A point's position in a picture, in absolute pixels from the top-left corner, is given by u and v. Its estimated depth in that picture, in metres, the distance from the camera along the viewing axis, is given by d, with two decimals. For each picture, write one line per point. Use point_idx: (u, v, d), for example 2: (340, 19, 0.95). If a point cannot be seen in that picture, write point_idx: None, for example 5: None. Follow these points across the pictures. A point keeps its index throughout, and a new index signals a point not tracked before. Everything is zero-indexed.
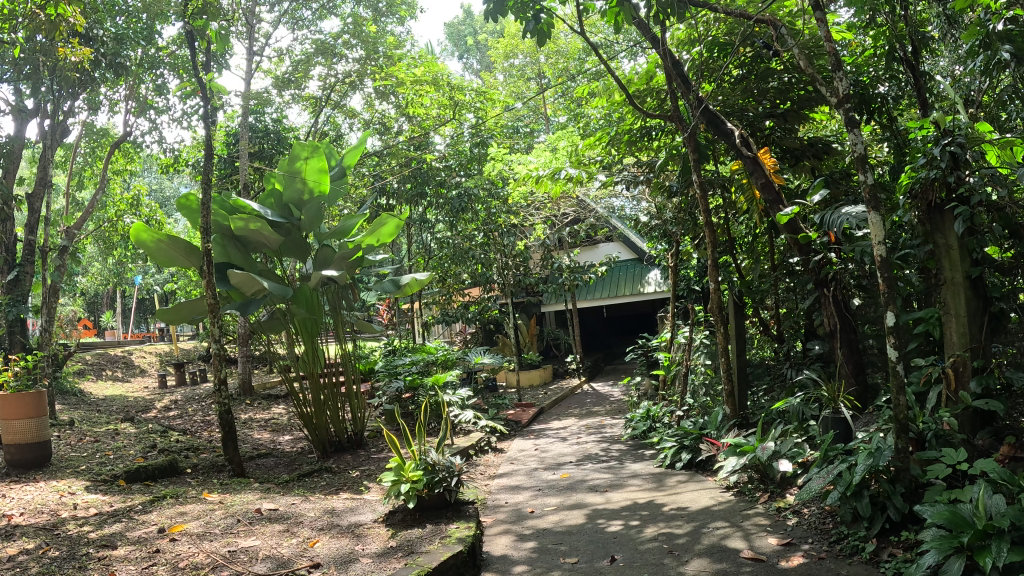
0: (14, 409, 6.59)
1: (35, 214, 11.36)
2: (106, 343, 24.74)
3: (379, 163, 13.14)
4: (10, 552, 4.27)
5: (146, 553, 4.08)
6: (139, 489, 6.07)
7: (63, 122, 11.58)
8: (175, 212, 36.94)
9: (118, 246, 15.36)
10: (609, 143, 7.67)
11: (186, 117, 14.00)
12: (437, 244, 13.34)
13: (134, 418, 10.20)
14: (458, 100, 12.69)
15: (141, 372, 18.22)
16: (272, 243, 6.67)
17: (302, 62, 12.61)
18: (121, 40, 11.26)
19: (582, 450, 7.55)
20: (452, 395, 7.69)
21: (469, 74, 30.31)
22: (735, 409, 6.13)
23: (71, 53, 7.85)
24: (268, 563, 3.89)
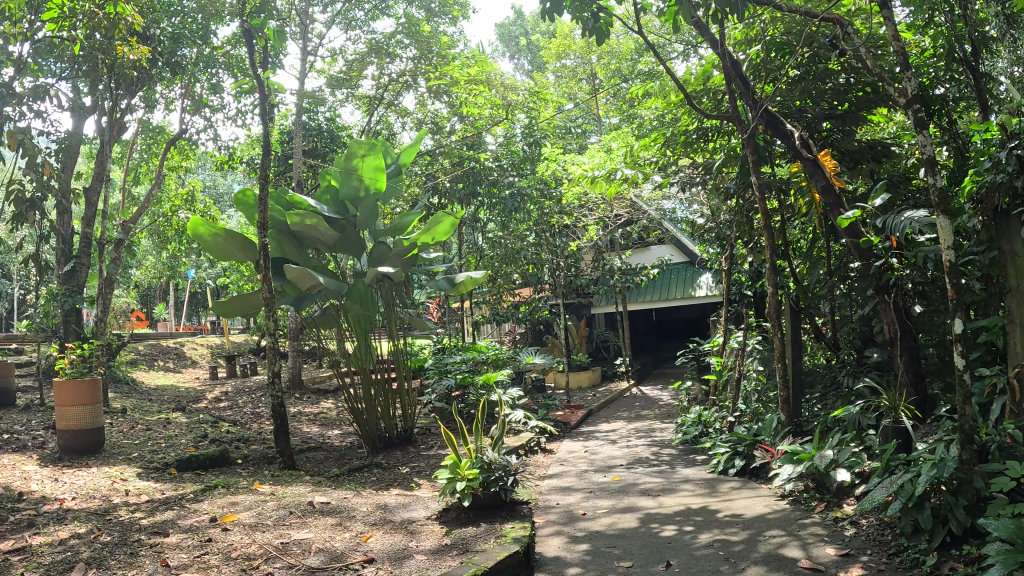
0: (71, 396, 6.83)
1: (91, 208, 11.65)
2: (159, 334, 25.43)
3: (431, 162, 13.20)
4: (62, 536, 4.40)
5: (197, 542, 4.15)
6: (191, 478, 6.20)
7: (120, 119, 11.91)
8: (228, 208, 37.68)
9: (172, 240, 15.75)
10: (665, 144, 7.61)
11: (240, 116, 14.29)
12: (488, 243, 13.41)
13: (186, 408, 10.43)
14: (511, 100, 12.89)
15: (192, 364, 18.65)
16: (327, 239, 6.72)
17: (355, 61, 12.74)
18: (177, 39, 11.54)
19: (633, 454, 7.50)
20: (500, 393, 7.74)
21: (521, 74, 30.34)
22: (791, 416, 6.03)
23: (129, 51, 8.20)
24: (321, 556, 3.94)
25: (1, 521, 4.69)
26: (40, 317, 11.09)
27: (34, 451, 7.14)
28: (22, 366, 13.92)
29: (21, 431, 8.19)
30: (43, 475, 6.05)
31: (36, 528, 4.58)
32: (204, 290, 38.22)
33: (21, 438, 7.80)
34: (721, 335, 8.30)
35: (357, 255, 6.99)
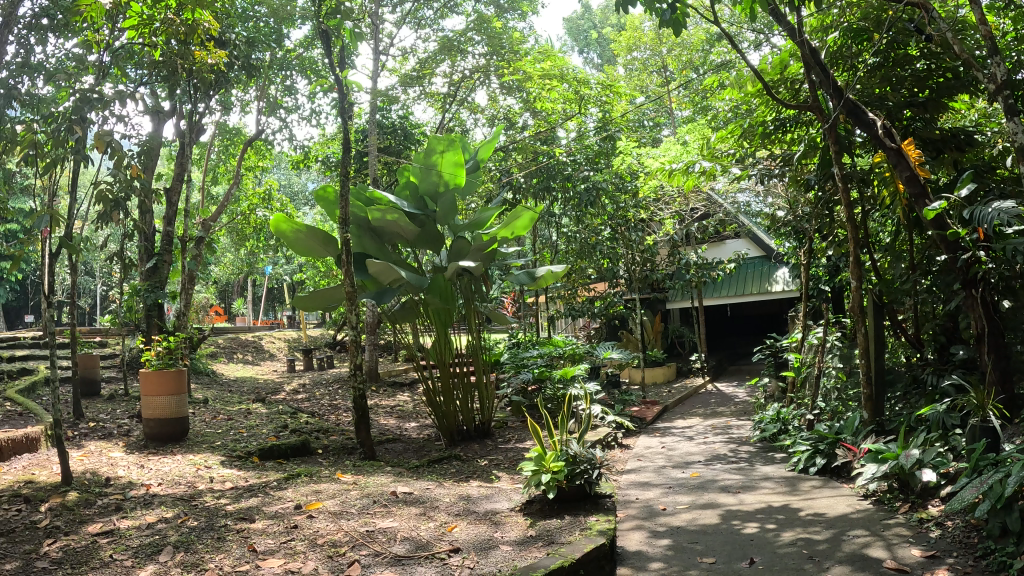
0: (156, 386, 7.17)
1: (172, 207, 12.16)
2: (239, 328, 26.38)
3: (504, 158, 13.33)
4: (151, 520, 4.68)
5: (284, 529, 4.35)
6: (274, 466, 6.47)
7: (197, 122, 12.39)
8: (303, 205, 38.71)
9: (250, 238, 16.34)
10: (742, 136, 7.55)
11: (313, 116, 14.70)
12: (564, 238, 13.46)
13: (267, 399, 10.84)
14: (584, 93, 12.62)
15: (270, 357, 19.31)
16: (408, 234, 6.92)
17: (427, 59, 12.95)
18: (252, 44, 11.84)
19: (710, 450, 7.47)
20: (577, 386, 7.82)
21: (591, 67, 30.24)
22: (875, 414, 5.94)
23: (209, 56, 8.55)
24: (407, 545, 4.08)
25: (90, 504, 5.01)
26: (125, 311, 11.67)
27: (121, 439, 7.55)
28: (109, 358, 14.67)
29: (109, 419, 8.66)
30: (130, 461, 6.41)
31: (125, 512, 4.87)
32: (279, 285, 39.40)
33: (106, 425, 8.26)
34: (800, 331, 8.18)
35: (436, 248, 7.18)
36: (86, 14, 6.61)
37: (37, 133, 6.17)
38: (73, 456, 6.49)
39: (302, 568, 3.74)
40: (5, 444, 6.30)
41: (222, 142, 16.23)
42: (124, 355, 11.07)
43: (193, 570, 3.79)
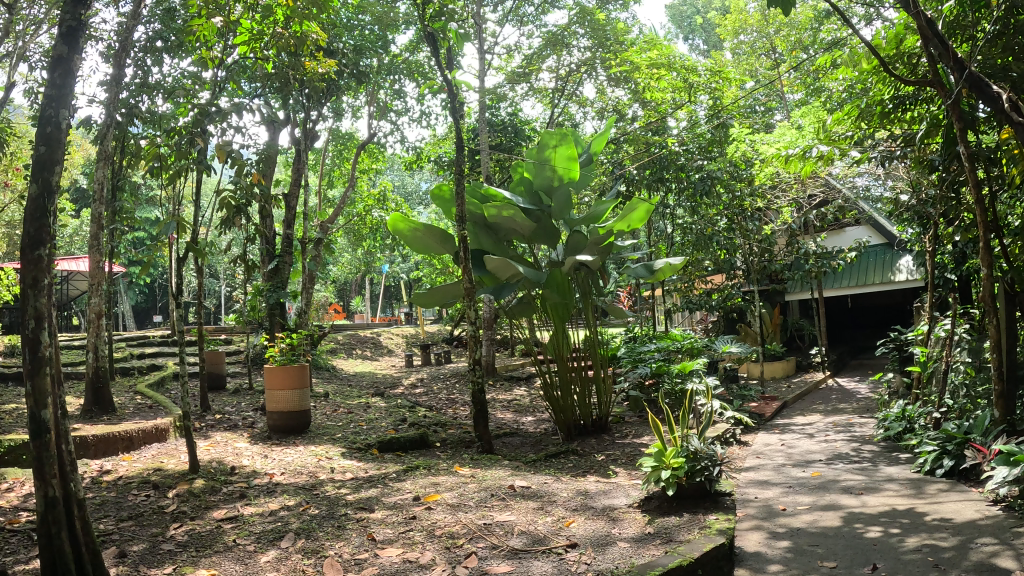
0: (280, 381, 7.54)
1: (292, 211, 12.79)
2: (359, 326, 27.54)
3: (616, 150, 13.26)
4: (275, 507, 4.97)
5: (402, 519, 4.52)
6: (392, 458, 6.70)
7: (311, 129, 12.98)
8: (417, 205, 39.91)
9: (367, 238, 17.05)
10: (860, 117, 7.18)
11: (424, 117, 15.13)
12: (680, 230, 13.21)
13: (385, 393, 11.24)
14: (693, 81, 12.43)
15: (388, 352, 20.01)
16: (524, 230, 7.09)
17: (533, 55, 13.03)
18: (360, 51, 12.30)
19: (831, 449, 7.15)
20: (697, 380, 7.73)
21: (697, 54, 29.52)
22: (1006, 414, 5.43)
23: (318, 65, 8.87)
24: (524, 539, 4.14)
25: (216, 491, 5.36)
26: (248, 310, 12.38)
27: (246, 431, 8.01)
28: (235, 354, 15.61)
29: (234, 411, 9.24)
30: (253, 452, 6.80)
31: (248, 499, 5.18)
32: (395, 283, 40.69)
33: (230, 417, 8.82)
34: (926, 324, 7.68)
35: (552, 245, 7.22)
36: (200, 33, 7.04)
37: (162, 147, 6.60)
38: (202, 446, 6.95)
39: (420, 557, 3.88)
40: (138, 434, 6.82)
41: (336, 147, 17.08)
42: (250, 352, 11.75)
43: (314, 556, 3.99)
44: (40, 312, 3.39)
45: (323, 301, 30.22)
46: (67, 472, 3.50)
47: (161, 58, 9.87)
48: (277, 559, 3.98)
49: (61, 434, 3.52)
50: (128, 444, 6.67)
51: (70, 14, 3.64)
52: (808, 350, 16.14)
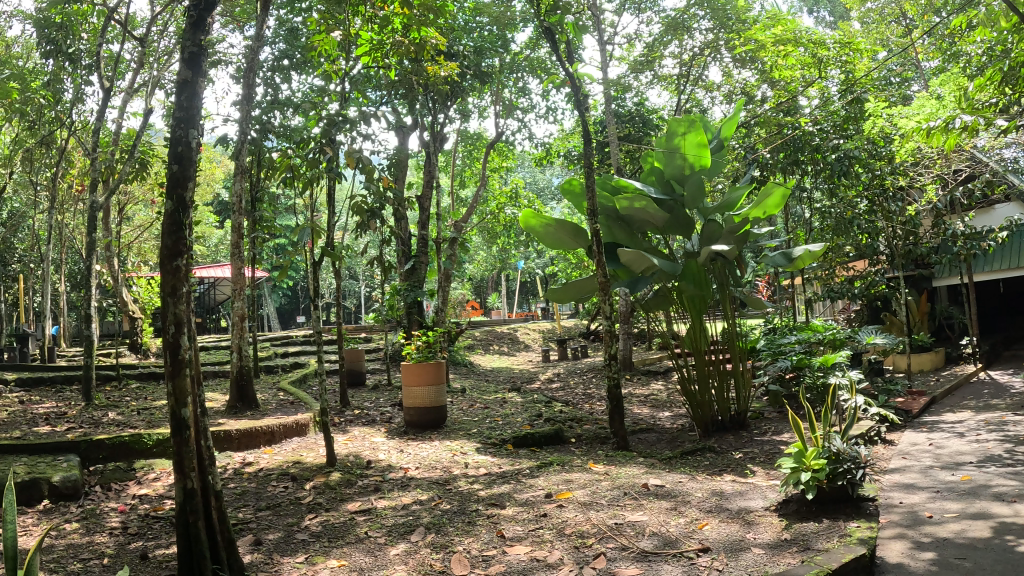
0: (417, 377, 7.79)
1: (425, 212, 13.20)
2: (496, 322, 28.08)
3: (748, 135, 12.69)
4: (409, 501, 5.13)
5: (533, 516, 4.56)
6: (527, 454, 6.76)
7: (438, 132, 13.37)
8: (548, 201, 40.14)
9: (500, 234, 17.43)
10: (1003, 82, 6.51)
11: (550, 112, 15.21)
12: (818, 215, 12.43)
13: (521, 389, 11.37)
14: (823, 56, 11.60)
15: (525, 348, 20.21)
16: (657, 221, 6.95)
17: (654, 43, 12.72)
18: (480, 52, 12.52)
19: (985, 450, 6.49)
20: (841, 372, 7.26)
21: (825, 26, 27.87)
22: None
23: (440, 68, 8.80)
24: (655, 540, 4.03)
25: (351, 484, 5.61)
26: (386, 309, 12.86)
27: (383, 426, 8.32)
28: (375, 352, 16.30)
29: (373, 406, 9.65)
30: (390, 446, 7.05)
31: (382, 493, 5.39)
32: (530, 278, 41.07)
33: (368, 412, 9.23)
34: None
35: (687, 234, 7.10)
36: (321, 48, 7.36)
37: (295, 158, 6.87)
38: (340, 440, 7.30)
39: (547, 557, 3.89)
40: (278, 429, 7.25)
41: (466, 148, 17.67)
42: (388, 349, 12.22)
43: (443, 551, 4.09)
44: (180, 318, 3.62)
45: (460, 298, 31.00)
46: (206, 466, 3.75)
47: (289, 75, 10.51)
48: (406, 553, 4.11)
49: (200, 431, 3.77)
50: (270, 438, 7.11)
51: (189, 40, 3.87)
52: (959, 341, 14.79)
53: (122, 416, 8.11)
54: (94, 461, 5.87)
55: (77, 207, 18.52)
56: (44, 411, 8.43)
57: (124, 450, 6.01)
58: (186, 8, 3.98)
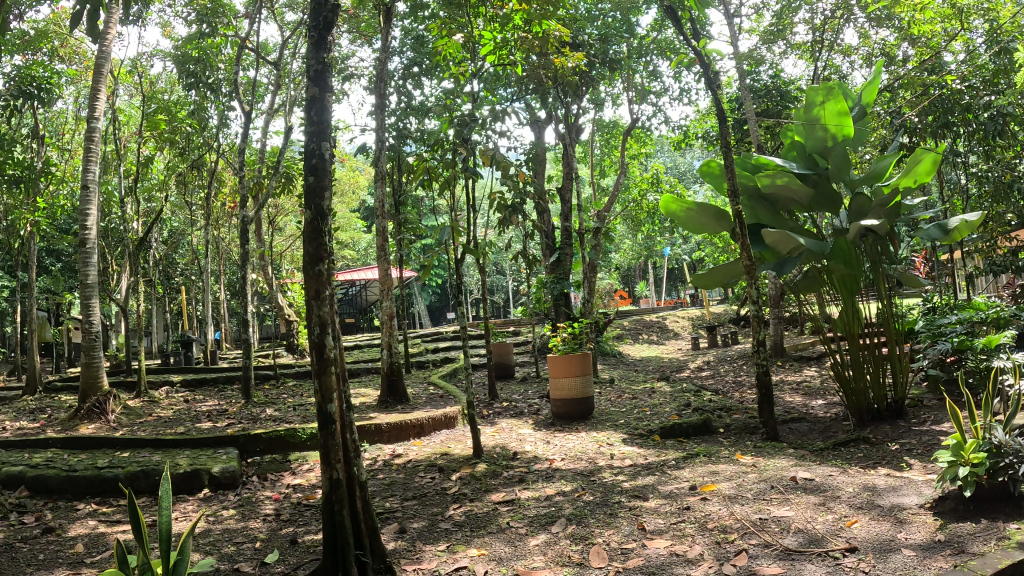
0: (563, 369, 7.79)
1: (568, 204, 13.13)
2: (644, 311, 27.65)
3: (892, 99, 11.71)
4: (554, 492, 5.17)
5: (676, 509, 4.48)
6: (674, 445, 6.44)
7: (574, 123, 13.36)
8: (691, 183, 39.02)
9: (643, 220, 17.13)
10: None
11: (684, 94, 14.70)
12: (975, 180, 11.23)
13: (671, 378, 11.13)
14: (964, 6, 10.63)
15: (675, 336, 19.67)
16: (802, 199, 6.55)
17: (782, 12, 12.00)
18: (605, 38, 12.44)
19: None
20: (1005, 355, 6.54)
21: None
22: None
23: (566, 59, 8.44)
24: (799, 538, 3.83)
25: (496, 475, 5.73)
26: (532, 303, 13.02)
27: (529, 418, 8.43)
28: (523, 345, 16.50)
29: (520, 398, 9.80)
30: (536, 438, 7.12)
31: (526, 484, 5.47)
32: (677, 264, 40.05)
33: (516, 405, 9.38)
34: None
35: (834, 210, 6.55)
36: (445, 52, 7.65)
37: (431, 160, 6.84)
38: (487, 433, 7.47)
39: (687, 552, 3.80)
40: (427, 421, 7.57)
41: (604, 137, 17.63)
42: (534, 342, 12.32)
43: (582, 542, 4.11)
44: (324, 318, 3.74)
45: (607, 289, 30.80)
46: (351, 457, 3.81)
47: (418, 81, 10.91)
48: (546, 543, 4.17)
49: (345, 424, 3.83)
50: (419, 430, 7.44)
51: (314, 59, 4.00)
52: None
53: (279, 412, 8.81)
54: (252, 453, 6.45)
55: (238, 221, 20.16)
56: (207, 409, 9.28)
57: (280, 443, 6.54)
58: (307, 28, 4.07)
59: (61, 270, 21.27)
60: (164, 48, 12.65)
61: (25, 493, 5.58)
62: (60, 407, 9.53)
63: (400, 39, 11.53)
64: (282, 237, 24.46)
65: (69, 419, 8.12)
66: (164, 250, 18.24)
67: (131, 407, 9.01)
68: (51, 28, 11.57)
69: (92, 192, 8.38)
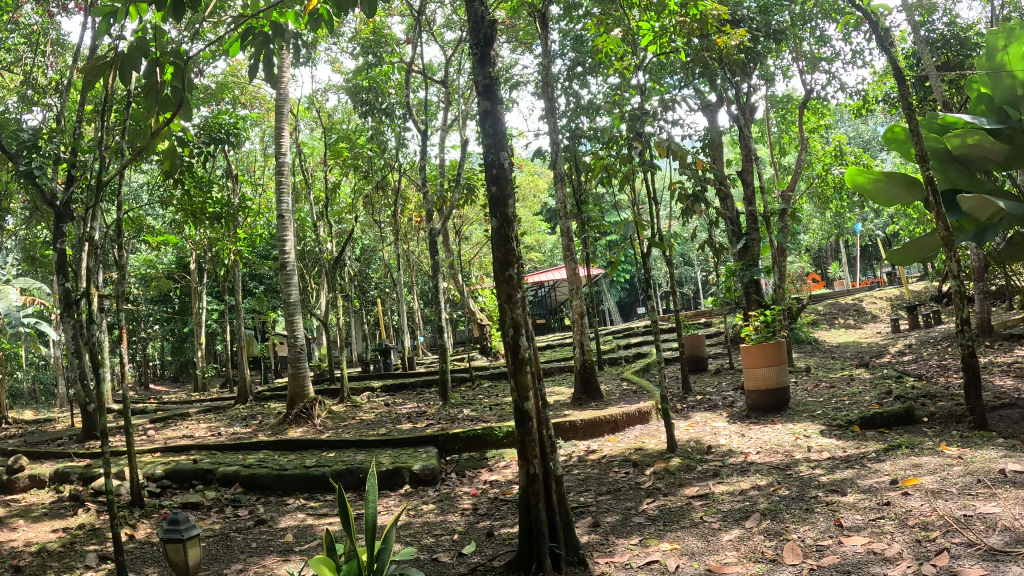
0: (757, 357, 7.16)
1: (751, 187, 12.17)
2: (837, 293, 25.67)
3: None
4: (746, 486, 4.97)
5: (875, 505, 4.18)
6: (874, 436, 5.82)
7: (747, 101, 11.99)
8: (879, 151, 35.77)
9: (828, 197, 15.96)
10: None
11: (858, 56, 13.65)
12: None
13: (869, 364, 10.25)
14: None
15: (874, 317, 17.97)
16: (998, 157, 5.79)
17: None
18: (766, 9, 11.78)
19: None
20: None
21: None
22: None
23: (732, 38, 7.59)
24: (1007, 536, 3.44)
25: (691, 469, 5.58)
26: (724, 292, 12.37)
27: (726, 409, 7.91)
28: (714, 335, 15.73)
29: (715, 391, 9.11)
30: (731, 431, 6.75)
31: (721, 478, 5.27)
32: (871, 240, 36.94)
33: (711, 397, 8.72)
34: None
35: None
36: (604, 48, 7.50)
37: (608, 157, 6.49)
38: (681, 426, 7.22)
39: (886, 549, 3.56)
40: (621, 417, 7.56)
41: (779, 113, 16.78)
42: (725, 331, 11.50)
43: (777, 538, 3.96)
44: (517, 321, 3.84)
45: (793, 273, 29.05)
46: (548, 452, 3.89)
47: (584, 80, 11.01)
48: (739, 538, 4.06)
49: (541, 420, 3.93)
50: (614, 426, 7.46)
51: (480, 74, 4.01)
52: None
53: (474, 412, 9.21)
54: (451, 451, 6.94)
55: (422, 233, 21.22)
56: (406, 411, 9.99)
57: (477, 441, 6.94)
58: (467, 42, 4.11)
59: (266, 292, 23.53)
60: (336, 82, 13.74)
61: (240, 490, 6.30)
62: (271, 413, 10.65)
63: (559, 42, 11.69)
64: (472, 243, 25.64)
65: (281, 423, 9.09)
66: (360, 265, 19.66)
67: (332, 412, 9.87)
68: (232, 80, 13.14)
69: (288, 220, 9.27)
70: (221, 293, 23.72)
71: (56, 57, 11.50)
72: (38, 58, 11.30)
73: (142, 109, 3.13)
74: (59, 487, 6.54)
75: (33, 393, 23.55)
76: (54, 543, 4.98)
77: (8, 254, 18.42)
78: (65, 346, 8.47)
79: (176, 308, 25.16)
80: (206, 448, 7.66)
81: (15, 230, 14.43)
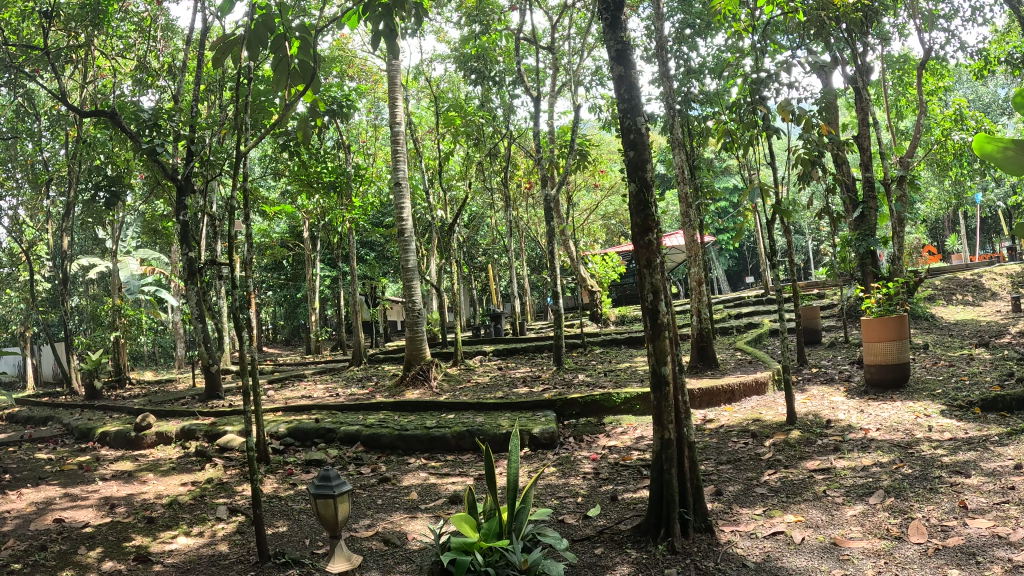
0: (878, 332, 6.82)
1: (867, 153, 11.48)
2: (954, 266, 24.07)
3: None
4: (868, 462, 4.78)
5: (999, 488, 3.95)
6: (997, 419, 5.48)
7: (864, 62, 11.04)
8: (1002, 113, 33.07)
9: (950, 163, 14.93)
10: None
11: (982, 10, 12.63)
12: None
13: (992, 343, 9.60)
14: None
15: (995, 294, 16.82)
16: None
17: None
18: None
19: None
20: None
21: None
22: None
23: None
24: None
25: (810, 443, 5.40)
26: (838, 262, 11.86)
27: (842, 384, 7.59)
28: (829, 306, 15.07)
29: (830, 364, 8.77)
30: (850, 406, 6.49)
31: (842, 453, 5.08)
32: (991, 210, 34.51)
33: (827, 371, 8.39)
34: None
35: None
36: (724, 8, 7.07)
37: (728, 123, 6.26)
38: (798, 399, 7.01)
39: (1012, 534, 3.36)
40: (738, 386, 7.40)
41: (896, 74, 15.90)
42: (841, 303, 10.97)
43: (901, 515, 3.80)
44: (657, 286, 3.77)
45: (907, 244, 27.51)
46: (681, 418, 3.86)
47: (694, 42, 10.71)
48: (863, 514, 3.92)
49: (678, 386, 3.87)
50: (730, 396, 7.32)
51: (613, 39, 3.94)
52: None
53: (590, 378, 9.25)
54: (569, 415, 7.01)
55: (525, 204, 21.25)
56: (521, 376, 10.09)
57: (595, 407, 6.98)
58: (597, 9, 4.00)
59: (377, 259, 24.18)
60: (441, 52, 13.87)
61: (361, 448, 6.54)
62: (385, 376, 11.01)
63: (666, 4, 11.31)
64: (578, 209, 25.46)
65: (398, 384, 9.39)
66: (468, 233, 19.91)
67: (448, 374, 10.07)
68: (340, 54, 13.49)
69: (404, 187, 9.44)
70: (330, 262, 24.60)
71: (171, 41, 12.08)
72: (152, 43, 11.85)
73: (273, 84, 3.13)
74: (186, 443, 6.96)
75: (156, 356, 25.15)
76: (184, 497, 5.32)
77: (130, 228, 19.66)
78: (191, 312, 8.97)
79: (288, 275, 26.29)
80: (325, 408, 7.97)
81: (137, 206, 15.38)
